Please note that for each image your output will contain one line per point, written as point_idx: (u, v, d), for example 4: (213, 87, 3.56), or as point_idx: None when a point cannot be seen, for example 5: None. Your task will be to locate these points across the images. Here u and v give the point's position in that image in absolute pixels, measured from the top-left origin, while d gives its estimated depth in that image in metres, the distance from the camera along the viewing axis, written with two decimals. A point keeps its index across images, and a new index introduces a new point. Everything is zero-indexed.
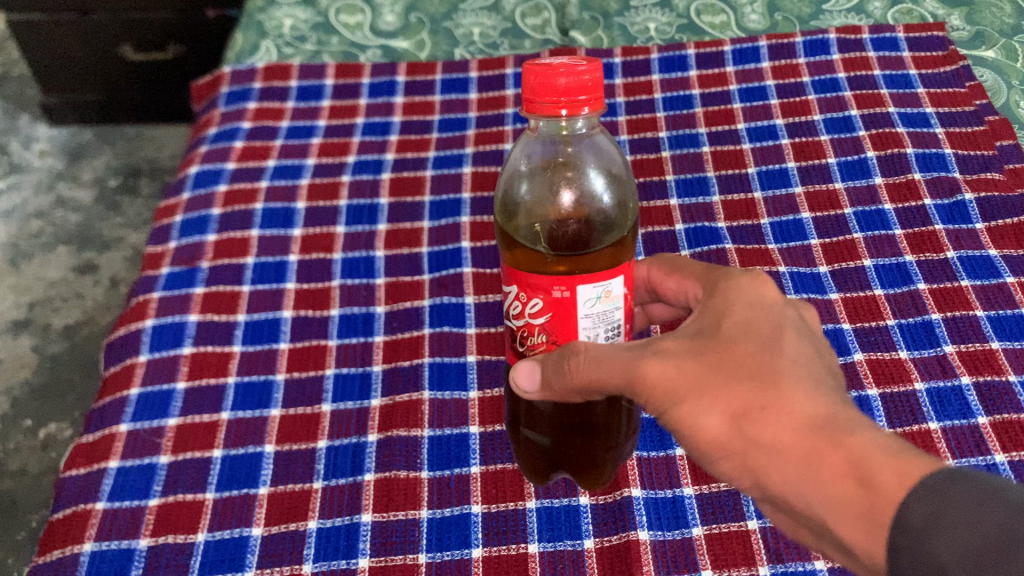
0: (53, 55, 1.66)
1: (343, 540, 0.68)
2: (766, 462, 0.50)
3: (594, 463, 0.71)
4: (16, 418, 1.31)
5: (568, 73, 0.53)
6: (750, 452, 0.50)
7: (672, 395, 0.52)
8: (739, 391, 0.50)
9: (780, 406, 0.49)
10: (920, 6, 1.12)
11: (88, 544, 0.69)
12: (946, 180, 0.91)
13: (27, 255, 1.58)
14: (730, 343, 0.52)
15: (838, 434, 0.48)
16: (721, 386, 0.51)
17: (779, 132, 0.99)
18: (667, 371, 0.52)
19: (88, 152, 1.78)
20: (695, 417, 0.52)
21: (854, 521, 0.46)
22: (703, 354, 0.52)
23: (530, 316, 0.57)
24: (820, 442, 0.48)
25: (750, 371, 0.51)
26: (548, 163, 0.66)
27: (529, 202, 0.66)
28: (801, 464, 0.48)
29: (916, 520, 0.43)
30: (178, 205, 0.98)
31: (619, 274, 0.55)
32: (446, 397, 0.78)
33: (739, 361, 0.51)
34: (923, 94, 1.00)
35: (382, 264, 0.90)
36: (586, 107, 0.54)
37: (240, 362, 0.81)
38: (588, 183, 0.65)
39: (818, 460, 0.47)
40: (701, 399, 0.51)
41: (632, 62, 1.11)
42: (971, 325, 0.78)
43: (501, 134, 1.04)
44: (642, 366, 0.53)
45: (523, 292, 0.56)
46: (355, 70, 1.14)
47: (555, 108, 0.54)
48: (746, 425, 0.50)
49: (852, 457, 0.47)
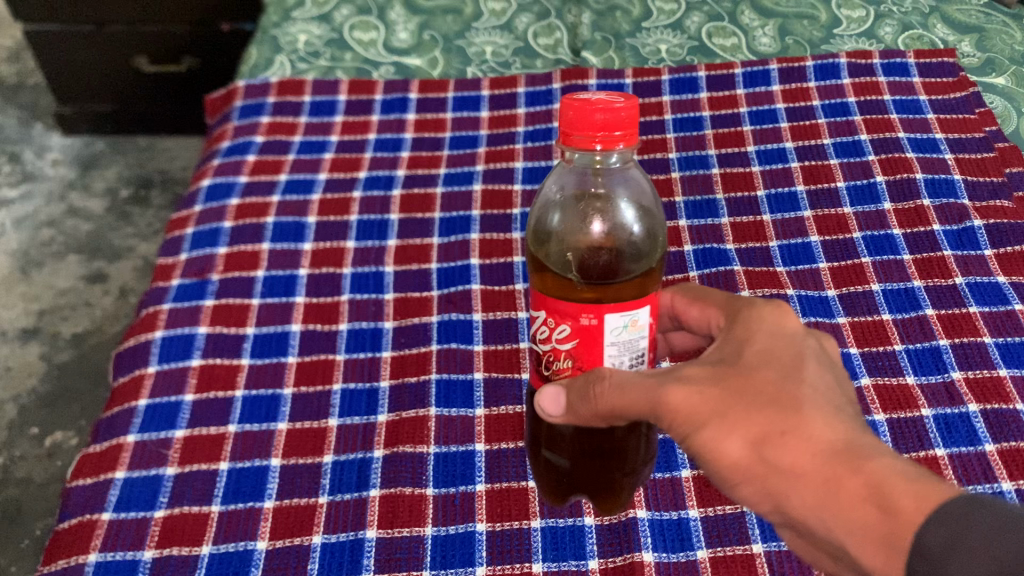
0: (69, 65, 1.67)
1: (347, 556, 0.68)
2: (786, 487, 0.50)
3: (610, 486, 0.71)
4: (23, 425, 1.32)
5: (605, 108, 0.54)
6: (772, 477, 0.50)
7: (693, 419, 0.52)
8: (760, 417, 0.50)
9: (800, 432, 0.49)
10: (930, 33, 1.12)
11: (93, 555, 0.69)
12: (955, 206, 0.91)
13: (38, 263, 1.59)
14: (752, 370, 0.52)
15: (857, 460, 0.48)
16: (742, 412, 0.51)
17: (789, 155, 0.99)
18: (687, 397, 0.52)
19: (100, 162, 1.79)
20: (717, 443, 0.51)
21: (874, 545, 0.46)
22: (725, 381, 0.52)
23: (556, 341, 0.57)
24: (840, 467, 0.48)
25: (771, 398, 0.51)
26: (579, 196, 0.67)
27: (561, 231, 0.66)
28: (821, 490, 0.48)
29: (934, 545, 0.43)
30: (189, 217, 0.98)
31: (646, 304, 0.55)
32: (453, 414, 0.78)
33: (760, 387, 0.51)
34: (932, 119, 1.01)
35: (391, 280, 0.90)
36: (619, 143, 0.54)
37: (248, 375, 0.82)
38: (619, 214, 0.66)
39: (839, 486, 0.47)
40: (722, 423, 0.51)
41: (643, 83, 1.11)
42: (979, 352, 0.78)
43: (512, 152, 1.04)
44: (665, 393, 0.53)
45: (551, 318, 0.57)
46: (368, 86, 1.14)
47: (590, 143, 0.54)
48: (767, 450, 0.50)
49: (869, 482, 0.47)
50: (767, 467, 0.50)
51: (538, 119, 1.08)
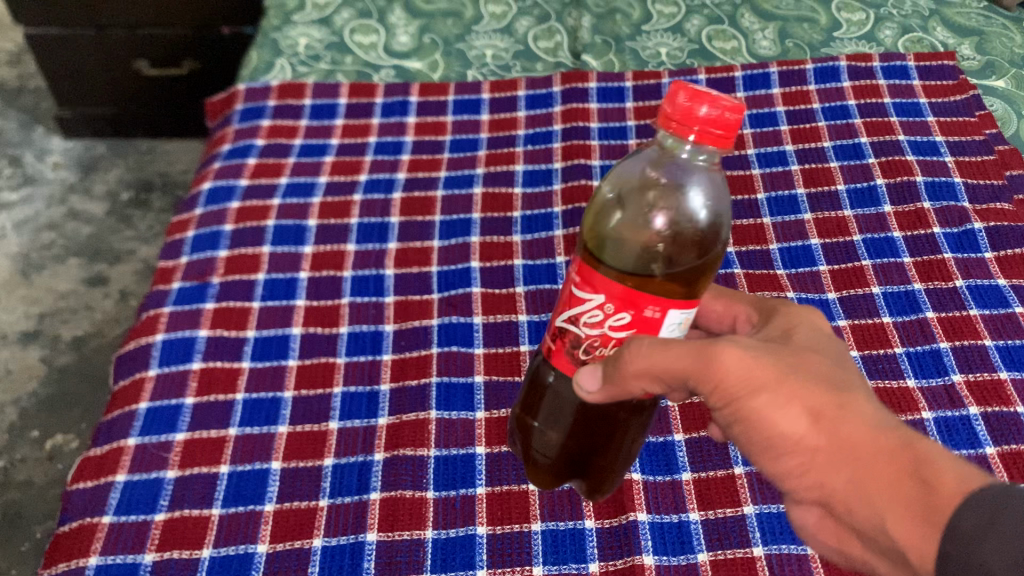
0: (70, 68, 1.66)
1: (348, 559, 0.68)
2: (831, 460, 0.50)
3: (599, 473, 0.69)
4: (23, 429, 1.33)
5: (711, 103, 0.52)
6: (824, 449, 0.50)
7: (748, 384, 0.51)
8: (816, 391, 0.51)
9: (853, 409, 0.50)
10: (930, 36, 1.12)
11: (94, 558, 0.69)
12: (955, 209, 0.91)
13: (38, 267, 1.59)
14: (806, 352, 0.54)
15: (908, 439, 0.48)
16: (799, 384, 0.51)
17: (789, 158, 0.99)
18: (740, 359, 0.51)
19: (101, 166, 1.79)
20: (767, 411, 0.51)
21: (910, 521, 0.46)
22: (779, 355, 0.53)
23: (609, 328, 0.55)
24: (891, 442, 0.48)
25: (827, 377, 0.52)
26: (642, 185, 0.62)
27: (619, 223, 0.61)
28: (868, 462, 0.48)
29: (967, 528, 0.42)
30: (190, 220, 0.98)
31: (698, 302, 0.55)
32: (453, 417, 0.78)
33: (815, 367, 0.53)
34: (932, 122, 1.01)
35: (391, 283, 0.90)
36: (712, 142, 0.53)
37: (249, 378, 0.82)
38: (683, 206, 0.60)
39: (886, 458, 0.48)
40: (778, 389, 0.51)
41: (643, 86, 1.11)
42: (980, 355, 0.78)
43: (512, 155, 1.05)
44: (720, 353, 0.51)
45: (611, 303, 0.54)
46: (368, 89, 1.14)
47: (685, 131, 0.52)
48: (825, 421, 0.50)
49: (916, 458, 0.47)
50: (821, 435, 0.50)
51: (538, 122, 1.09)
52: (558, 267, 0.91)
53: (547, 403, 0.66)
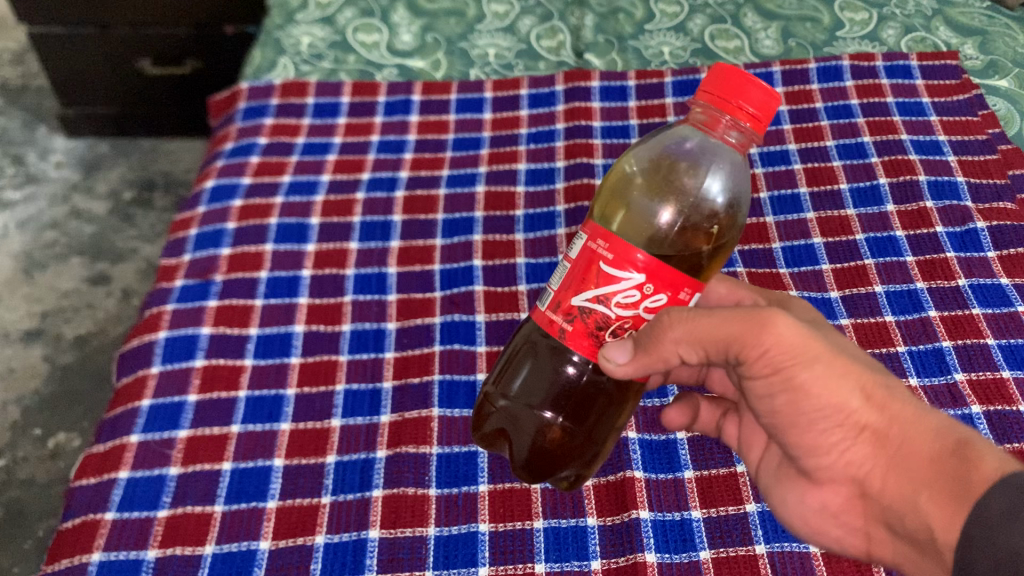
0: (72, 67, 1.66)
1: (350, 556, 0.68)
2: (882, 439, 0.57)
3: (576, 454, 0.70)
4: (26, 427, 1.33)
5: (754, 85, 0.58)
6: (876, 422, 0.57)
7: (798, 354, 0.56)
8: (867, 372, 0.57)
9: (899, 392, 0.57)
10: (933, 36, 1.12)
11: (97, 554, 0.69)
12: (958, 209, 0.91)
13: (41, 265, 1.59)
14: (837, 336, 0.61)
15: (951, 424, 0.55)
16: (850, 363, 0.57)
17: (791, 157, 0.99)
18: (792, 329, 0.56)
19: (103, 165, 1.79)
20: (818, 380, 0.57)
21: (941, 500, 0.53)
22: (826, 336, 0.59)
23: (645, 308, 0.57)
24: (936, 424, 0.55)
25: (869, 362, 0.59)
26: (665, 159, 0.66)
27: (638, 195, 0.66)
28: (912, 443, 0.56)
29: (994, 512, 0.48)
30: (193, 219, 0.98)
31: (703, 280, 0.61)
32: (456, 414, 0.78)
33: (852, 350, 0.60)
34: (935, 122, 1.01)
35: (394, 281, 0.90)
36: (746, 118, 0.58)
37: (251, 376, 0.82)
38: (703, 182, 0.64)
39: (930, 439, 0.55)
40: (831, 363, 0.57)
41: (645, 85, 1.11)
42: (982, 354, 0.78)
43: (515, 154, 1.04)
44: (773, 320, 0.56)
45: (655, 286, 0.56)
46: (370, 88, 1.14)
47: (727, 101, 0.58)
48: (875, 398, 0.57)
49: (958, 439, 0.54)
50: (873, 410, 0.57)
51: (541, 120, 1.09)
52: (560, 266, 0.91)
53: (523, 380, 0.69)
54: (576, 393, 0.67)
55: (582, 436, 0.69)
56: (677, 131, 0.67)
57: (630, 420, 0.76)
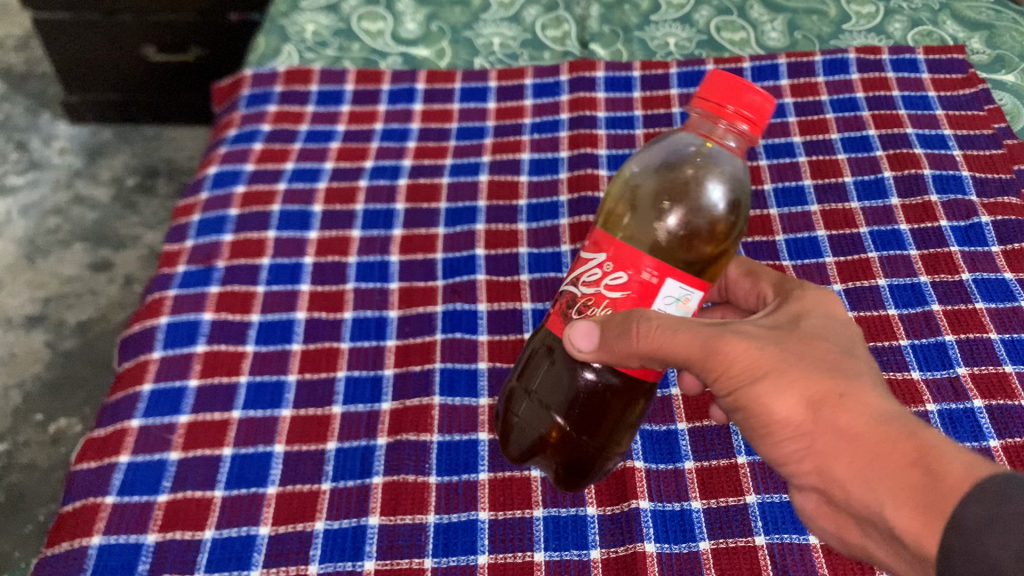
0: (76, 53, 1.66)
1: (350, 542, 0.68)
2: (839, 450, 0.53)
3: (578, 463, 0.69)
4: (28, 412, 1.34)
5: (749, 90, 0.59)
6: (823, 432, 0.53)
7: (749, 373, 0.55)
8: (820, 380, 0.54)
9: (858, 397, 0.53)
10: (940, 29, 1.12)
11: (97, 537, 0.69)
12: (963, 203, 0.90)
13: (44, 251, 1.59)
14: (810, 338, 0.57)
15: (912, 427, 0.51)
16: (801, 373, 0.54)
17: (796, 150, 0.99)
18: (741, 348, 0.55)
19: (107, 151, 1.79)
20: (771, 397, 0.55)
21: (911, 510, 0.49)
22: (785, 343, 0.56)
23: (606, 286, 0.59)
24: (895, 430, 0.51)
25: (832, 365, 0.55)
26: (671, 165, 0.65)
27: (645, 202, 0.65)
28: (872, 452, 0.51)
29: (972, 520, 0.45)
30: (196, 205, 0.98)
31: (703, 287, 0.58)
32: (457, 402, 0.78)
33: (818, 353, 0.56)
34: (941, 115, 1.00)
35: (396, 269, 0.90)
36: (743, 122, 0.59)
37: (253, 361, 0.82)
38: (705, 188, 0.64)
39: (892, 447, 0.51)
40: (779, 376, 0.54)
41: (651, 75, 1.10)
42: (985, 348, 0.78)
43: (519, 143, 1.04)
44: (723, 342, 0.55)
45: (613, 263, 0.58)
46: (375, 75, 1.14)
47: (722, 106, 0.59)
48: (823, 407, 0.53)
49: (919, 448, 0.50)
50: (822, 420, 0.53)
51: (546, 110, 1.08)
52: (563, 256, 0.91)
53: (543, 380, 0.67)
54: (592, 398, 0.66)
55: (592, 441, 0.67)
56: (680, 138, 0.67)
57: None
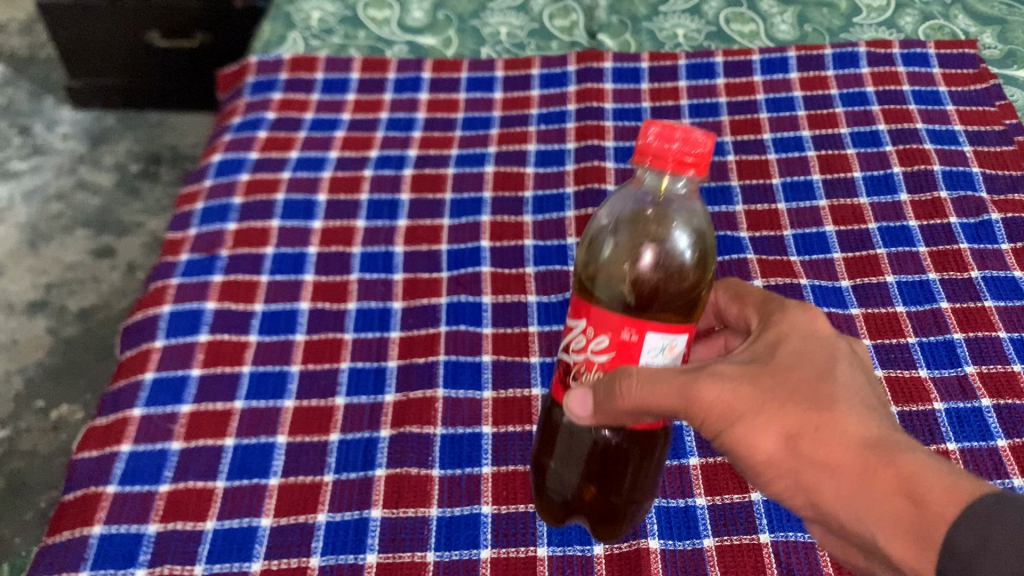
0: (82, 36, 1.65)
1: (352, 534, 0.68)
2: (820, 482, 0.50)
3: (610, 514, 0.66)
4: (29, 398, 1.33)
5: (684, 138, 0.54)
6: (804, 470, 0.50)
7: (726, 416, 0.51)
8: (795, 413, 0.51)
9: (833, 426, 0.50)
10: (951, 23, 1.11)
11: (97, 527, 0.69)
12: (973, 199, 0.90)
13: (47, 237, 1.59)
14: (785, 369, 0.53)
15: (891, 452, 0.48)
16: (777, 409, 0.51)
17: (805, 144, 0.98)
18: (716, 392, 0.51)
19: (110, 137, 1.78)
20: (751, 438, 0.51)
21: (902, 538, 0.46)
22: (758, 379, 0.52)
23: (591, 352, 0.55)
24: (872, 458, 0.48)
25: (806, 396, 0.51)
26: (631, 215, 0.63)
27: (613, 255, 0.62)
28: (855, 483, 0.48)
29: (964, 544, 0.43)
30: (199, 192, 0.97)
31: (686, 330, 0.53)
32: (461, 395, 0.77)
33: (794, 382, 0.52)
34: (951, 111, 0.99)
35: (400, 260, 0.90)
36: (690, 170, 0.54)
37: (256, 352, 0.81)
38: (672, 231, 0.62)
39: (872, 477, 0.48)
40: (756, 415, 0.51)
41: (659, 67, 1.09)
42: (993, 346, 0.77)
43: (525, 134, 1.03)
44: (699, 389, 0.51)
45: (591, 327, 0.54)
46: (380, 64, 1.13)
47: (663, 163, 0.54)
48: (801, 443, 0.50)
49: (901, 475, 0.47)
50: (803, 456, 0.50)
51: (553, 101, 1.07)
52: (568, 249, 0.90)
53: (564, 441, 0.66)
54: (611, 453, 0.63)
55: (621, 496, 0.65)
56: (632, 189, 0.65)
57: None
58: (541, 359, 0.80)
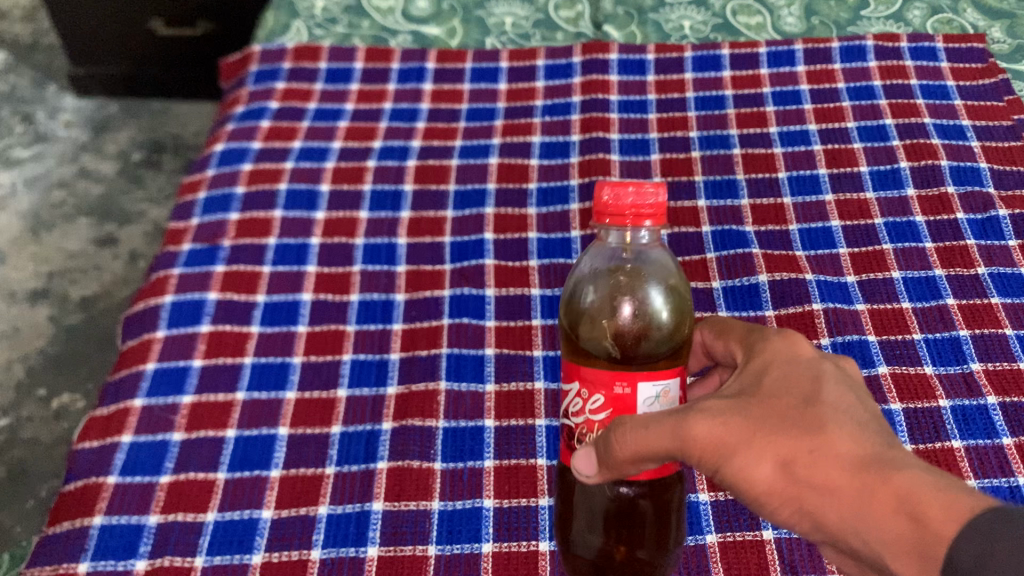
0: (85, 24, 1.64)
1: (353, 527, 0.68)
2: (821, 506, 0.49)
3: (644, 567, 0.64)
4: (31, 387, 1.33)
5: (636, 192, 0.55)
6: (806, 497, 0.49)
7: (721, 450, 0.50)
8: (787, 440, 0.49)
9: (826, 450, 0.48)
10: (960, 17, 1.10)
11: (98, 518, 0.69)
12: (980, 194, 0.89)
13: (49, 225, 1.58)
14: (772, 397, 0.52)
15: (886, 470, 0.47)
16: (769, 438, 0.50)
17: (811, 138, 0.97)
18: (706, 428, 0.50)
19: (113, 125, 1.77)
20: (748, 471, 0.50)
21: (908, 557, 0.45)
22: (747, 410, 0.51)
23: (590, 413, 0.56)
24: (868, 477, 0.47)
25: (797, 422, 0.50)
26: (607, 270, 0.64)
27: (593, 312, 0.63)
28: (855, 504, 0.47)
29: (965, 560, 0.41)
30: (202, 182, 0.97)
31: (676, 374, 0.54)
32: (463, 389, 0.77)
33: (783, 410, 0.51)
34: (959, 105, 0.99)
35: (403, 251, 0.89)
36: (649, 221, 0.55)
37: (257, 343, 0.81)
38: (648, 287, 0.63)
39: (871, 496, 0.46)
40: (750, 448, 0.50)
41: (664, 59, 1.08)
42: (1000, 343, 0.77)
43: (530, 126, 1.03)
44: (691, 426, 0.51)
45: (585, 387, 0.55)
46: (384, 54, 1.12)
47: (622, 220, 0.55)
48: (797, 469, 0.49)
49: (899, 494, 0.45)
50: (804, 485, 0.49)
51: (557, 93, 1.07)
52: (572, 242, 0.90)
53: (576, 508, 0.66)
54: (630, 509, 0.63)
55: (649, 550, 0.64)
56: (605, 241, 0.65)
57: None
58: (544, 353, 0.79)
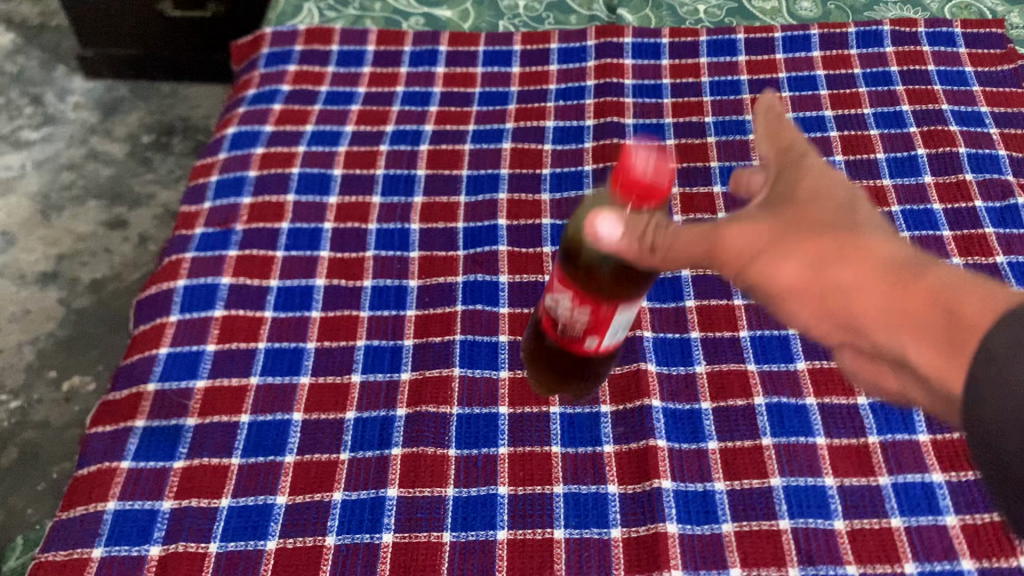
0: (93, 7, 1.62)
1: (368, 513, 0.68)
2: (845, 304, 0.49)
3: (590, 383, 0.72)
4: (41, 368, 1.34)
5: None
6: (830, 296, 0.49)
7: (748, 253, 0.52)
8: (820, 242, 0.50)
9: (858, 250, 0.49)
10: (978, 2, 1.08)
11: (112, 503, 0.69)
12: (999, 182, 0.88)
13: (58, 207, 1.58)
14: (807, 202, 0.52)
15: (915, 274, 0.48)
16: (799, 239, 0.51)
17: (827, 124, 0.96)
18: (739, 233, 0.52)
19: (122, 107, 1.77)
20: (772, 272, 0.51)
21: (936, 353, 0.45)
22: (780, 216, 0.52)
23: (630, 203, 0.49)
24: (899, 276, 0.48)
25: (830, 225, 0.51)
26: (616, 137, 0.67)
27: None
28: (883, 303, 0.48)
29: (999, 348, 0.41)
30: (213, 165, 0.96)
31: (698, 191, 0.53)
32: (477, 375, 0.77)
33: (815, 215, 0.51)
34: (978, 92, 0.97)
35: (417, 237, 0.89)
36: None
37: (271, 328, 0.80)
38: None
39: (902, 296, 0.47)
40: (778, 251, 0.51)
41: (680, 43, 1.07)
42: None
43: (543, 110, 1.02)
44: (723, 234, 0.52)
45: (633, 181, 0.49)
46: (396, 37, 1.11)
47: None
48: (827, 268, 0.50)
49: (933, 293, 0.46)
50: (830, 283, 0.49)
51: (571, 77, 1.06)
52: None
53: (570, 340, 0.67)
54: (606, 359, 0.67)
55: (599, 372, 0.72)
56: None
57: (652, 388, 0.74)
58: None
